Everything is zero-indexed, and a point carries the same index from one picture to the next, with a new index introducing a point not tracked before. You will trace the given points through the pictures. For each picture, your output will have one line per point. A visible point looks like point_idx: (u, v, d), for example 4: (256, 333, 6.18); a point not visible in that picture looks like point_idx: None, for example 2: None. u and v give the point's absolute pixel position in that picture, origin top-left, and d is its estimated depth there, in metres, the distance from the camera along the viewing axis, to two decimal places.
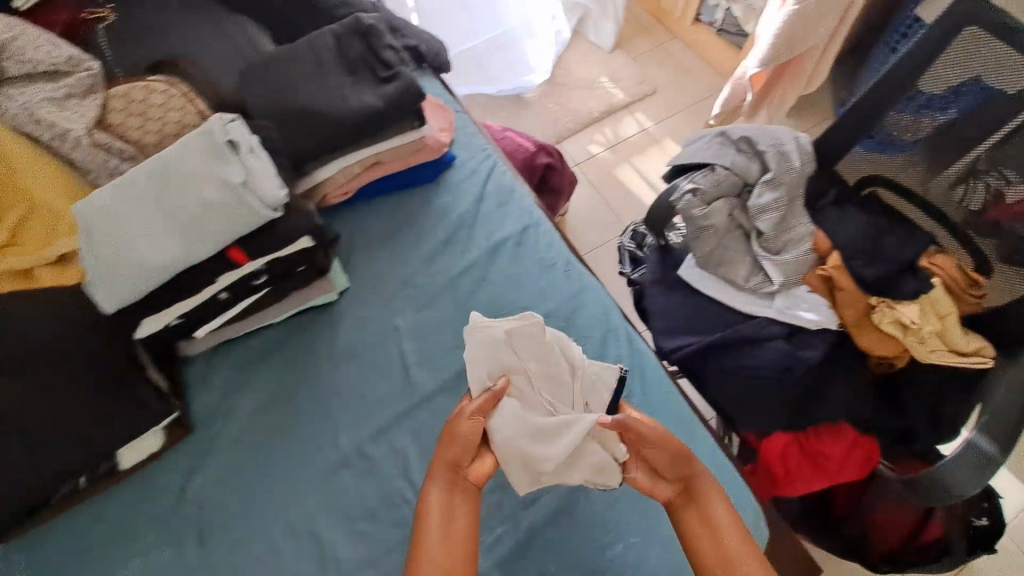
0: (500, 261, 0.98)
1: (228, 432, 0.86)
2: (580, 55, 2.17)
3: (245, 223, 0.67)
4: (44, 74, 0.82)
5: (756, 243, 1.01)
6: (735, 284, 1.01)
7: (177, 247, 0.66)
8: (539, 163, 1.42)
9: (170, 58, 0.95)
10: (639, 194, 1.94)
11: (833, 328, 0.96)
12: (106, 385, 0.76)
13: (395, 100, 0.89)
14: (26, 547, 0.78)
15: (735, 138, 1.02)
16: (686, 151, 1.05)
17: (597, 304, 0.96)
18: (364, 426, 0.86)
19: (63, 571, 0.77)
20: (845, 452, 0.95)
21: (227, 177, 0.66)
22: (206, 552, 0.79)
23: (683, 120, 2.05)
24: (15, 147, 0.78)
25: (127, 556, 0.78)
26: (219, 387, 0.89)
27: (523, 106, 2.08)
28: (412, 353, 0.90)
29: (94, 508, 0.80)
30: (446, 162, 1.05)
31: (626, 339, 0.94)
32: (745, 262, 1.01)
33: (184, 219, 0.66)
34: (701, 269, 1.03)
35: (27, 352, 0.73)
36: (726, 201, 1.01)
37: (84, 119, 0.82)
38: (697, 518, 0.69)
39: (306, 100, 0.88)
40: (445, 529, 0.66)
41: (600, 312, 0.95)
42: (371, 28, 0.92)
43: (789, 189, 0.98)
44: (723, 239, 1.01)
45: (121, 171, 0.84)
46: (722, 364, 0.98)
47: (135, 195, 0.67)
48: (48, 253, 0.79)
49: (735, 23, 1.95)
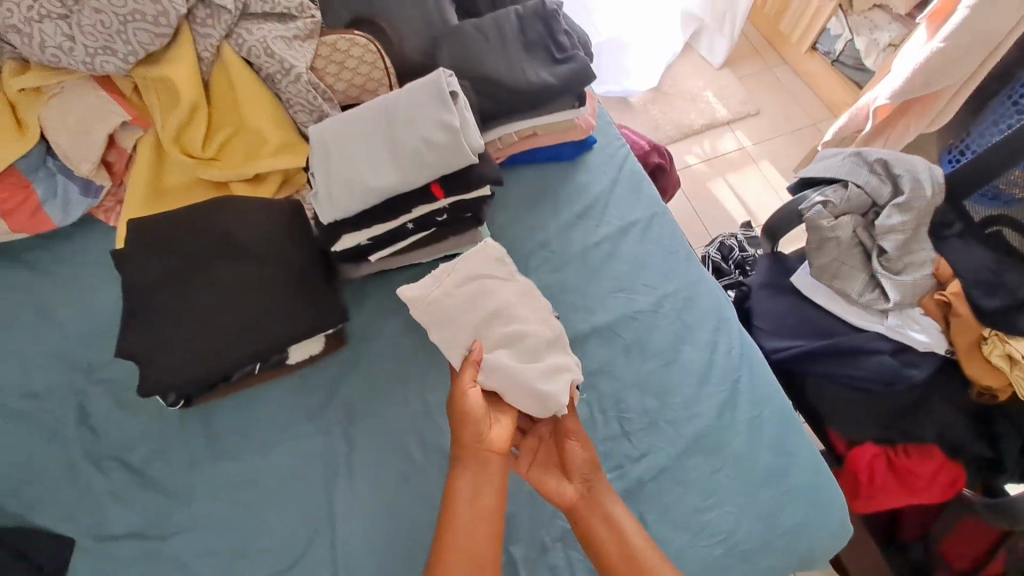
0: (628, 241, 1.05)
1: (373, 350, 0.96)
2: (688, 69, 2.25)
3: (451, 162, 0.77)
4: (276, 15, 0.94)
5: (876, 262, 1.05)
6: (848, 297, 1.05)
7: (394, 174, 0.77)
8: (651, 162, 1.52)
9: (367, 14, 1.05)
10: (729, 209, 1.99)
11: (941, 353, 1.00)
12: (293, 288, 0.86)
13: (568, 79, 0.98)
14: (199, 415, 0.90)
15: (871, 158, 1.05)
16: (817, 166, 1.09)
17: (713, 294, 1.03)
18: None
19: (230, 440, 0.88)
20: (932, 473, 1.00)
21: (446, 121, 0.77)
22: (349, 448, 0.89)
23: (779, 145, 2.12)
24: (243, 79, 0.93)
25: (283, 439, 0.89)
26: (369, 310, 0.98)
27: (626, 109, 2.16)
28: None
29: (258, 393, 0.91)
30: (588, 144, 1.13)
31: (740, 331, 0.99)
32: (862, 278, 1.05)
33: (402, 153, 0.77)
34: (815, 278, 1.08)
35: (240, 247, 0.86)
36: (853, 218, 1.05)
37: (303, 59, 0.94)
38: (621, 514, 0.78)
39: (490, 68, 0.98)
40: (472, 514, 0.72)
41: (716, 302, 1.02)
42: (551, 15, 1.03)
43: (917, 215, 1.02)
44: (845, 254, 1.05)
45: (321, 109, 0.97)
46: (825, 371, 1.03)
47: (365, 128, 0.80)
48: (246, 170, 0.97)
49: (853, 56, 1.99)
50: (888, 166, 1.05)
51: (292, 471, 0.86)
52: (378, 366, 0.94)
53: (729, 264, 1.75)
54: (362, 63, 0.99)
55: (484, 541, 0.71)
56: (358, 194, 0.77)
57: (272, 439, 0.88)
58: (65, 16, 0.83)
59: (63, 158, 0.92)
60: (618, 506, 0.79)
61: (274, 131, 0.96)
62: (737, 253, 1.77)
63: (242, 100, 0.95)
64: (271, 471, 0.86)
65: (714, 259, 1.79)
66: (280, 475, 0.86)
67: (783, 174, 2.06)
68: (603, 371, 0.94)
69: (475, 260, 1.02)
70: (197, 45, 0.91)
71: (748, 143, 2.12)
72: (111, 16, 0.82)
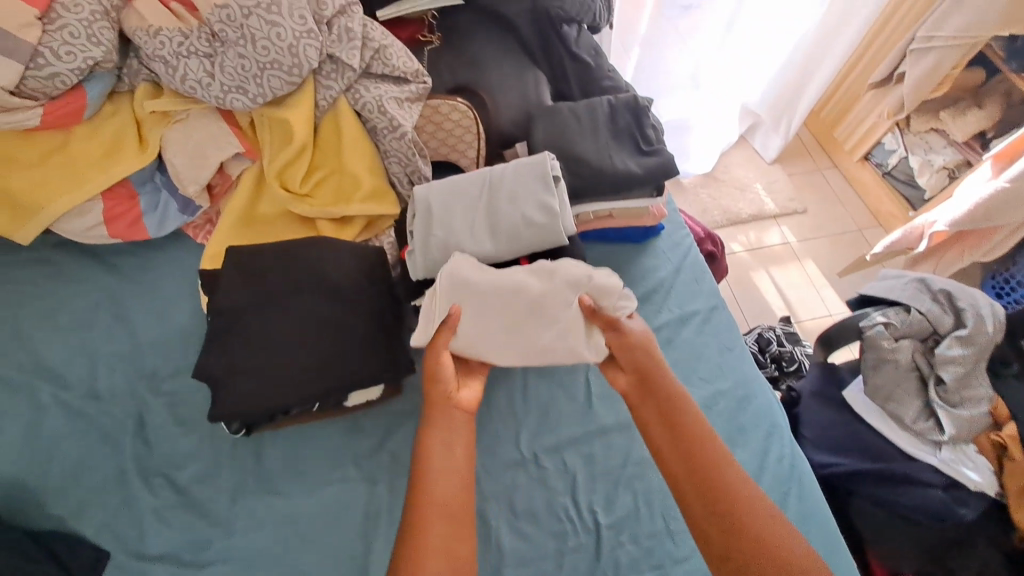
0: (686, 331, 1.07)
1: None
2: (741, 160, 2.33)
3: (547, 243, 0.83)
4: (393, 77, 1.01)
5: (932, 390, 1.05)
6: (901, 422, 1.05)
7: (491, 246, 0.83)
8: (704, 249, 1.56)
9: (470, 83, 1.12)
10: (770, 301, 2.01)
11: (991, 495, 0.97)
12: (365, 333, 0.89)
13: (652, 171, 1.03)
14: (250, 443, 0.90)
15: (935, 288, 1.09)
16: (880, 287, 1.13)
17: (766, 398, 1.03)
18: (544, 437, 0.94)
19: (276, 473, 0.88)
20: None
21: (548, 204, 0.83)
22: (391, 500, 0.88)
23: (824, 245, 2.16)
24: (353, 131, 0.99)
25: (327, 481, 0.88)
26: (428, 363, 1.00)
27: (677, 189, 2.23)
28: (597, 387, 0.99)
29: (309, 429, 0.92)
30: (656, 231, 1.17)
31: (791, 442, 0.99)
32: (917, 405, 1.05)
33: (500, 226, 0.83)
34: (868, 397, 1.08)
35: (324, 286, 0.89)
36: (913, 343, 1.07)
37: (411, 120, 1.01)
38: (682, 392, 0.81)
39: (581, 151, 1.03)
40: (439, 471, 0.73)
41: (768, 407, 1.02)
42: (643, 109, 1.09)
43: (978, 350, 1.03)
44: (901, 377, 1.06)
45: (416, 167, 1.03)
46: (873, 495, 1.01)
47: (468, 194, 0.85)
48: (335, 211, 1.01)
49: (905, 172, 2.06)
50: (952, 296, 1.07)
51: (330, 518, 0.86)
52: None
53: (765, 358, 1.75)
54: (460, 128, 1.06)
55: (449, 489, 0.72)
56: (454, 260, 0.82)
57: (316, 480, 0.89)
58: (209, 54, 0.90)
59: (172, 176, 0.98)
60: (667, 371, 0.83)
61: (369, 179, 1.01)
62: (775, 347, 1.77)
63: (347, 148, 1.00)
64: (310, 513, 0.86)
65: (751, 349, 1.79)
66: (318, 520, 0.86)
67: (826, 274, 2.08)
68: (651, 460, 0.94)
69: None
70: (317, 94, 0.98)
71: (793, 239, 2.16)
72: (252, 61, 0.89)
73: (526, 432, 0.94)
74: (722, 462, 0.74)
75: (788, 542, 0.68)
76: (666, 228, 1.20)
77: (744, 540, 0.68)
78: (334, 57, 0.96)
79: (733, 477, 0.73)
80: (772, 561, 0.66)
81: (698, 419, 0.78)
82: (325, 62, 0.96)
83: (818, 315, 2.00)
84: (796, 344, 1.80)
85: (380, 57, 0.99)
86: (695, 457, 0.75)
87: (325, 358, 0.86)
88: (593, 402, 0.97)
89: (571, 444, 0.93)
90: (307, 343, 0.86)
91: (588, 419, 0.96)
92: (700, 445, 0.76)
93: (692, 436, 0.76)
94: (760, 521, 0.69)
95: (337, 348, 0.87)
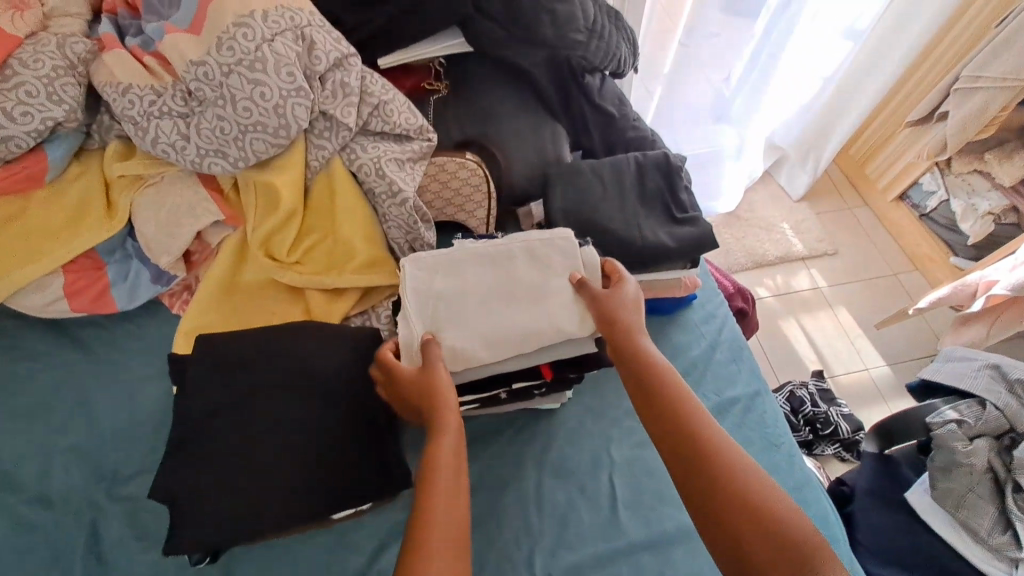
0: (724, 423, 0.93)
1: None
2: (767, 197, 2.20)
3: (571, 350, 0.79)
4: (394, 135, 0.90)
5: (1011, 498, 0.91)
6: (974, 533, 0.91)
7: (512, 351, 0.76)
8: (733, 306, 1.42)
9: (481, 137, 1.01)
10: (800, 352, 1.86)
11: None
12: (354, 436, 0.77)
13: (688, 243, 0.90)
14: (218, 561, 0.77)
15: (1012, 377, 0.95)
16: (946, 373, 1.01)
17: (819, 506, 0.88)
18: (561, 556, 0.80)
19: None
20: None
21: (578, 309, 0.78)
22: None
23: (857, 291, 2.01)
24: (346, 192, 0.87)
25: None
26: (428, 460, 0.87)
27: None
28: (622, 493, 0.86)
29: (288, 543, 0.79)
30: (688, 301, 1.04)
31: (850, 563, 0.85)
32: (993, 514, 0.91)
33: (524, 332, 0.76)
34: (933, 500, 0.95)
35: (308, 380, 0.77)
36: (987, 441, 0.94)
37: (412, 182, 0.89)
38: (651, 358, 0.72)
39: (607, 220, 0.91)
40: (441, 478, 0.62)
41: (822, 517, 0.87)
42: (676, 170, 0.96)
43: None
44: (974, 482, 0.93)
45: (418, 232, 0.90)
46: None
47: (484, 286, 0.77)
48: (325, 280, 0.88)
49: (946, 216, 1.92)
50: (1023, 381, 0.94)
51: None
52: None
53: (799, 420, 1.61)
54: (470, 189, 0.94)
55: (441, 511, 0.59)
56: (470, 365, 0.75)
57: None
58: (185, 115, 0.81)
59: (143, 245, 0.87)
60: (643, 334, 0.75)
61: (365, 248, 0.88)
62: (809, 409, 1.61)
63: (340, 211, 0.88)
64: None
65: (782, 410, 1.64)
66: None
67: (860, 324, 1.93)
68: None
69: (552, 418, 0.91)
70: (309, 154, 0.87)
71: (823, 285, 2.01)
72: (231, 124, 0.79)
73: (540, 550, 0.80)
74: (722, 445, 0.65)
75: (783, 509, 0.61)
76: (698, 297, 1.07)
77: (766, 536, 0.59)
78: (326, 114, 0.85)
79: (734, 452, 0.65)
80: (788, 533, 0.59)
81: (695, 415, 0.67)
82: (316, 119, 0.85)
83: (853, 369, 1.85)
84: (832, 404, 1.64)
85: (380, 114, 0.88)
86: (700, 440, 0.65)
87: (307, 468, 0.73)
88: (618, 511, 0.84)
89: (593, 566, 0.80)
90: (285, 451, 0.73)
91: (613, 534, 0.82)
92: (702, 435, 0.66)
93: (705, 443, 0.65)
94: (758, 487, 0.62)
95: (321, 455, 0.74)
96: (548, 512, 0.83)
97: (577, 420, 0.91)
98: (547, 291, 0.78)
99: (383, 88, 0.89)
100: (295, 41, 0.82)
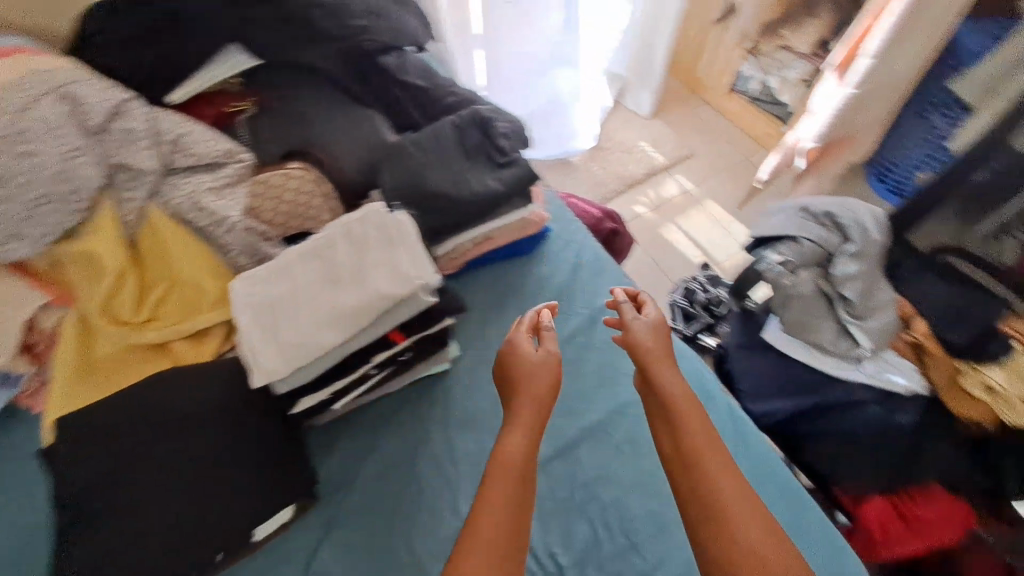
0: (599, 330, 1.03)
1: (348, 503, 0.85)
2: (621, 121, 2.30)
3: (406, 310, 0.84)
4: (205, 165, 0.92)
5: (841, 310, 1.06)
6: (821, 348, 1.07)
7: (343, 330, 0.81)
8: (603, 228, 1.51)
9: (302, 146, 1.02)
10: (685, 253, 2.02)
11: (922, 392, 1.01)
12: (252, 457, 0.79)
13: (514, 184, 0.99)
14: None
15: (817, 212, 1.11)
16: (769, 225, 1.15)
17: (694, 371, 1.01)
18: None
19: None
20: (940, 516, 0.98)
21: (397, 269, 0.83)
22: None
23: (720, 183, 2.18)
24: (170, 233, 0.87)
25: None
26: (339, 457, 0.90)
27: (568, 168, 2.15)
28: None
29: None
30: (542, 235, 1.12)
31: (730, 409, 0.98)
32: (830, 328, 1.06)
33: (345, 305, 0.81)
34: (785, 334, 1.10)
35: (186, 422, 0.77)
36: (811, 270, 1.08)
37: (236, 205, 0.90)
38: (662, 372, 0.74)
39: (436, 184, 0.95)
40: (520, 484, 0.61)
41: (698, 380, 1.00)
42: (489, 121, 1.02)
43: (869, 258, 1.05)
44: (809, 307, 1.07)
45: (262, 251, 0.90)
46: (815, 425, 1.05)
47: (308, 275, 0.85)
48: (184, 327, 0.85)
49: (769, 93, 2.11)
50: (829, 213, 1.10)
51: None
52: (353, 528, 0.84)
53: (696, 309, 1.76)
54: (302, 194, 0.93)
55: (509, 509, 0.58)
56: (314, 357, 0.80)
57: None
58: None
59: None
60: (668, 363, 0.76)
61: (212, 283, 0.87)
62: (701, 296, 1.77)
63: (173, 254, 0.87)
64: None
65: (681, 307, 1.78)
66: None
67: (729, 211, 2.12)
68: (598, 484, 0.89)
69: (446, 380, 0.96)
70: (122, 208, 0.88)
71: (690, 186, 2.17)
72: (22, 203, 0.81)
73: (463, 496, 0.86)
74: (710, 450, 0.66)
75: (750, 512, 0.61)
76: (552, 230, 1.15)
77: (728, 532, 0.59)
78: (117, 165, 0.88)
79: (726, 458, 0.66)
80: (754, 529, 0.59)
81: (688, 419, 0.69)
82: (104, 172, 0.86)
83: (733, 252, 2.03)
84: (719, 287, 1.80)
85: (180, 149, 0.91)
86: (688, 440, 0.67)
87: (211, 500, 0.75)
88: None
89: None
90: (184, 492, 0.74)
91: None
92: (682, 445, 0.67)
93: (695, 445, 0.66)
94: (735, 492, 0.62)
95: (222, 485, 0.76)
96: (462, 466, 0.88)
97: (469, 376, 0.97)
98: (366, 264, 0.84)
99: (178, 124, 0.92)
100: (60, 102, 0.85)
